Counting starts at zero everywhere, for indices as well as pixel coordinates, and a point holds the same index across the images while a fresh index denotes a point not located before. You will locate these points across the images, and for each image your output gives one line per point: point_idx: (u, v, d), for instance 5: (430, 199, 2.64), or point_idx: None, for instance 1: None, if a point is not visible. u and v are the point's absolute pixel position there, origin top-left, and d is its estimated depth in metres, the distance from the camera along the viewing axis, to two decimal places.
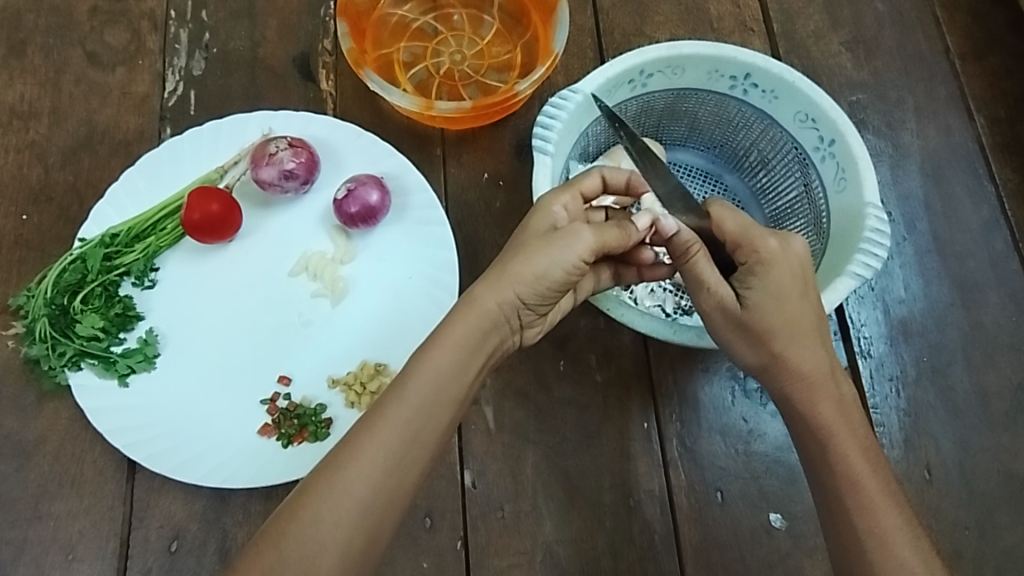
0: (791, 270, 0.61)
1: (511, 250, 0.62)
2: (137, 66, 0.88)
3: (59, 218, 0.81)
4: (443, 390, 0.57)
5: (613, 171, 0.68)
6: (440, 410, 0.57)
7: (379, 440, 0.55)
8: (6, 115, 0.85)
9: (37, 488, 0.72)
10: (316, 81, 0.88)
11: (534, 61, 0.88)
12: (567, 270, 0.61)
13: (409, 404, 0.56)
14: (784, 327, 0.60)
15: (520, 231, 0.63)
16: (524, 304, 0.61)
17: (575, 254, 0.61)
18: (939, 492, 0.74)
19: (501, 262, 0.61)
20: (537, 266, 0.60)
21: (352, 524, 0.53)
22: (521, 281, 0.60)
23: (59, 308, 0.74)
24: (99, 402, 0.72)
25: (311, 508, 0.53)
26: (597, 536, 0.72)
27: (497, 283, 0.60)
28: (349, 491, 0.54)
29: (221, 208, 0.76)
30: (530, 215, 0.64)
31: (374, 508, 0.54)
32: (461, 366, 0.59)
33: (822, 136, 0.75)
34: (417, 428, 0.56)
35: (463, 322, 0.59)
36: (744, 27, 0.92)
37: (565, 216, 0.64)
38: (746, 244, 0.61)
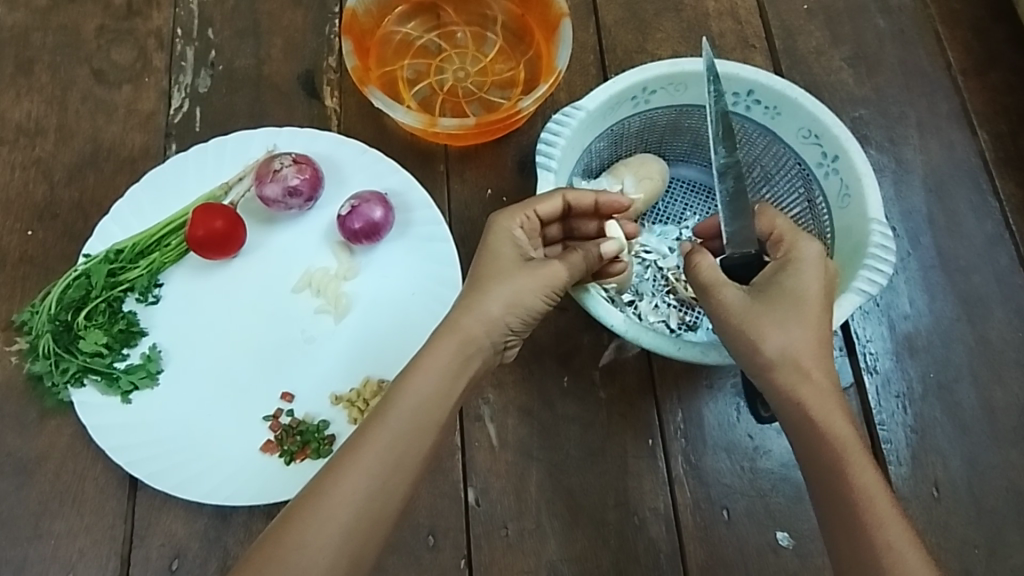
0: (814, 278, 0.61)
1: (490, 280, 0.63)
2: (143, 84, 0.88)
3: (63, 235, 0.81)
4: (429, 413, 0.59)
5: (576, 192, 0.69)
6: (422, 434, 0.58)
7: (361, 463, 0.56)
8: (12, 132, 0.85)
9: (37, 506, 0.71)
10: (320, 97, 0.88)
11: (536, 78, 0.89)
12: (547, 297, 0.65)
13: (391, 427, 0.58)
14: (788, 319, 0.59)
15: (489, 259, 0.65)
16: (512, 331, 0.64)
17: (553, 284, 0.64)
18: (946, 509, 0.74)
19: (483, 293, 0.63)
20: (521, 297, 0.63)
21: (335, 549, 0.54)
22: (509, 310, 0.63)
23: (63, 324, 0.73)
24: (101, 419, 0.72)
25: (295, 534, 0.54)
26: (602, 554, 0.72)
27: (487, 314, 0.62)
28: (332, 517, 0.55)
29: (225, 224, 0.76)
30: (491, 242, 0.66)
31: (357, 532, 0.55)
32: (445, 390, 0.60)
33: (826, 153, 0.75)
34: (401, 453, 0.57)
35: (453, 352, 0.61)
36: (746, 44, 0.93)
37: (524, 239, 0.67)
38: (788, 242, 0.63)
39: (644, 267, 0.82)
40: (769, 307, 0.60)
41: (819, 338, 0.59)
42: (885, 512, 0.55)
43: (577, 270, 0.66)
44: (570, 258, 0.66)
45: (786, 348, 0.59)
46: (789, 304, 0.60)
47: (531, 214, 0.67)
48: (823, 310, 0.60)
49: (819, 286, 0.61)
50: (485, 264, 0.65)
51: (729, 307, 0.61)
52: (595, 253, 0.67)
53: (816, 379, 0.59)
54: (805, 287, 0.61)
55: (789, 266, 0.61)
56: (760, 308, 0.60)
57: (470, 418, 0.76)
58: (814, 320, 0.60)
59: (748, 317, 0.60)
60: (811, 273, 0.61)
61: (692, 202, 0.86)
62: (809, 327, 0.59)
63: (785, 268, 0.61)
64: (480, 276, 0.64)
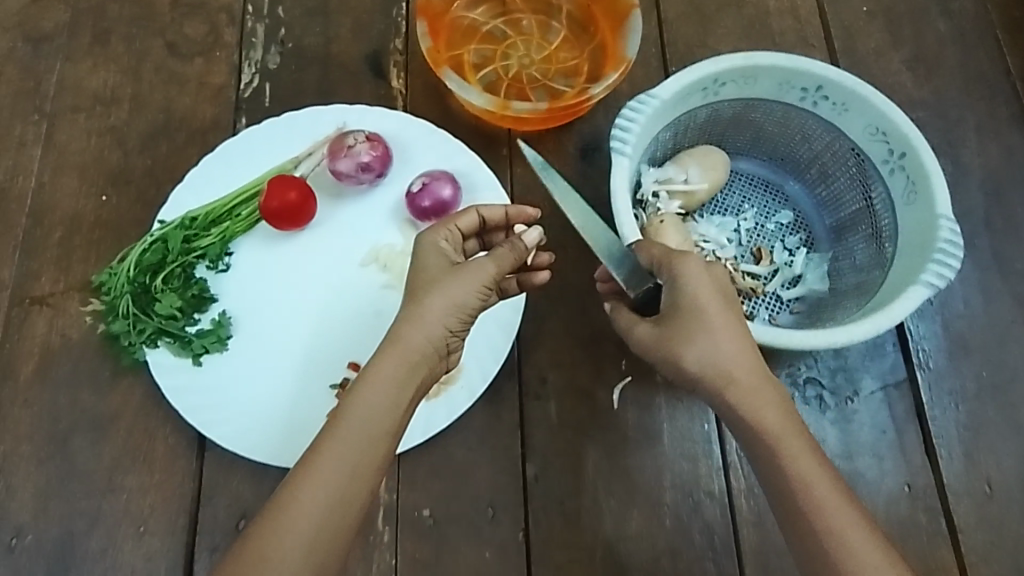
0: (705, 290, 0.60)
1: (421, 290, 0.62)
2: (214, 58, 0.90)
3: (136, 201, 0.83)
4: (376, 422, 0.58)
5: (489, 207, 0.69)
6: (374, 443, 0.58)
7: (316, 477, 0.56)
8: (88, 100, 0.87)
9: (111, 462, 0.73)
10: (387, 78, 0.90)
11: (600, 68, 0.90)
12: (479, 297, 0.62)
13: (341, 439, 0.57)
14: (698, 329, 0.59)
15: (416, 274, 0.64)
16: (453, 334, 0.62)
17: (482, 279, 0.62)
18: (998, 506, 0.75)
19: (415, 303, 0.61)
20: (455, 298, 0.61)
21: (297, 560, 0.55)
22: (443, 313, 0.61)
23: (141, 286, 0.75)
24: (175, 380, 0.74)
25: (260, 548, 0.54)
26: (658, 534, 0.73)
27: (419, 321, 0.60)
28: (292, 530, 0.55)
29: (298, 197, 0.77)
30: (417, 260, 0.65)
31: (319, 542, 0.55)
32: (393, 399, 0.59)
33: (893, 150, 0.76)
34: (354, 463, 0.57)
35: (395, 362, 0.59)
36: (806, 42, 0.94)
37: (449, 251, 0.66)
38: (667, 262, 0.62)
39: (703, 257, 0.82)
40: (672, 329, 0.60)
41: (734, 345, 0.59)
42: (833, 503, 0.56)
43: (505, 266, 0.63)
44: (496, 254, 0.63)
45: (706, 358, 0.59)
46: (687, 318, 0.60)
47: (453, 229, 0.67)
48: (722, 313, 0.60)
49: (712, 295, 0.60)
50: (412, 281, 0.63)
51: (645, 342, 0.62)
52: (522, 245, 0.64)
53: (740, 378, 0.59)
54: (702, 299, 0.60)
55: (673, 287, 0.61)
56: (667, 333, 0.60)
57: (529, 395, 0.77)
58: (718, 325, 0.59)
59: (661, 343, 0.61)
60: (701, 288, 0.60)
61: (750, 195, 0.88)
62: (717, 334, 0.59)
63: (673, 289, 0.61)
64: (411, 290, 0.63)
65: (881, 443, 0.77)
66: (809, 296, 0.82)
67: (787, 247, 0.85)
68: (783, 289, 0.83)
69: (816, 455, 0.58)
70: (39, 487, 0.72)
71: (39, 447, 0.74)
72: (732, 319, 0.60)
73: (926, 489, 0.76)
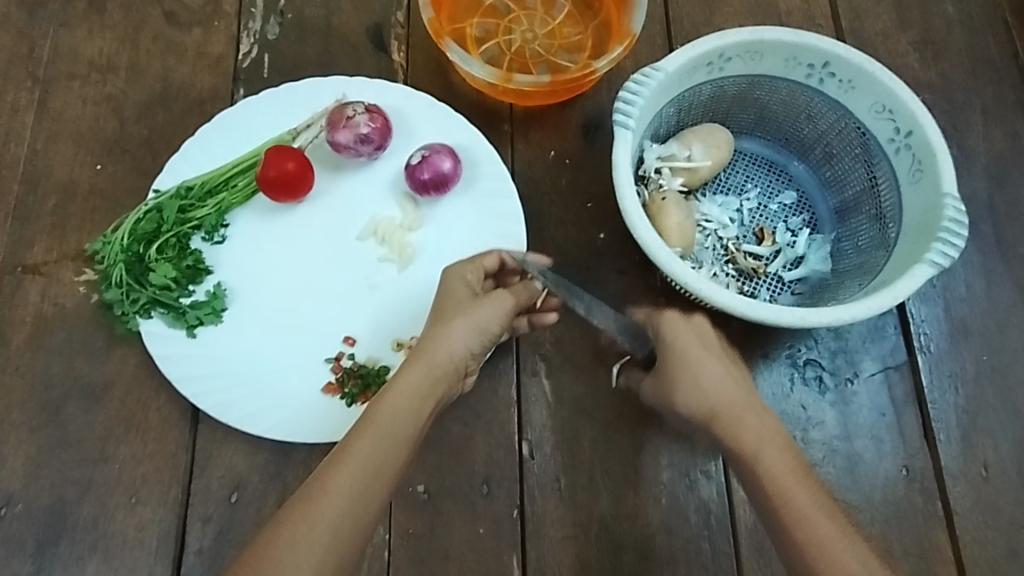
0: (687, 342, 0.68)
1: (447, 313, 0.65)
2: (213, 27, 0.89)
3: (132, 170, 0.82)
4: (402, 428, 0.60)
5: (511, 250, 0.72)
6: (397, 447, 0.59)
7: (345, 472, 0.57)
8: (85, 67, 0.86)
9: (103, 431, 0.73)
10: (388, 51, 0.89)
11: (605, 44, 0.89)
12: (502, 322, 0.66)
13: (369, 439, 0.58)
14: (685, 380, 0.67)
15: (442, 301, 0.67)
16: (472, 355, 0.65)
17: (506, 308, 0.65)
18: (996, 490, 0.75)
19: (442, 324, 0.64)
20: (478, 320, 0.64)
21: (325, 549, 0.53)
22: (468, 334, 0.64)
23: (135, 255, 0.75)
24: (168, 350, 0.73)
25: (289, 532, 0.53)
26: (653, 513, 0.73)
27: (447, 340, 0.63)
28: (321, 518, 0.54)
29: (296, 167, 0.76)
30: (443, 291, 0.68)
31: (344, 533, 0.55)
32: (417, 408, 0.61)
33: (899, 128, 0.75)
34: (380, 462, 0.58)
35: (420, 375, 0.62)
36: (813, 22, 0.93)
37: (475, 283, 0.69)
38: (656, 324, 0.69)
39: (705, 235, 0.82)
40: (666, 384, 0.68)
41: (721, 386, 0.66)
42: (815, 520, 0.60)
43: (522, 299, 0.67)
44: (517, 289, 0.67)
45: (696, 399, 0.66)
46: (678, 369, 0.67)
47: (479, 262, 0.69)
48: (709, 359, 0.67)
49: (695, 346, 0.68)
50: (440, 306, 0.66)
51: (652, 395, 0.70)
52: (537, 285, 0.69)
53: (728, 411, 0.66)
54: (682, 352, 0.68)
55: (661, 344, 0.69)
56: (661, 385, 0.69)
57: (527, 373, 0.77)
58: (699, 372, 0.67)
59: (661, 397, 0.69)
60: (680, 341, 0.68)
61: (753, 175, 0.86)
62: (699, 380, 0.67)
63: (659, 346, 0.69)
64: (438, 313, 0.66)
65: (879, 425, 0.77)
66: (811, 277, 0.81)
67: (789, 228, 0.84)
68: (784, 270, 0.82)
69: (800, 477, 0.62)
70: (31, 455, 0.72)
71: (31, 414, 0.73)
72: (714, 365, 0.67)
73: (923, 472, 0.75)
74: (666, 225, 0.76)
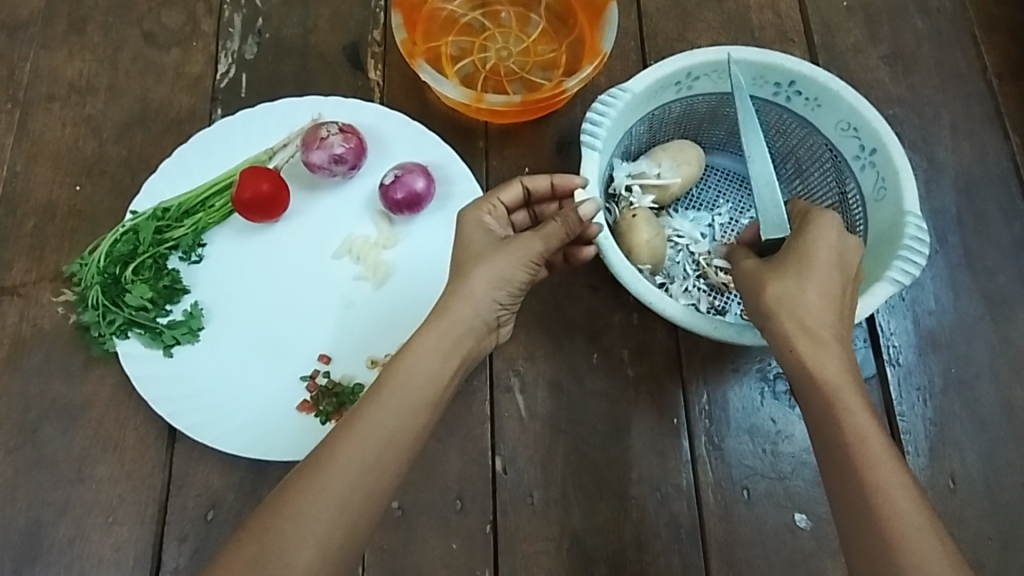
0: (830, 241, 0.62)
1: (469, 262, 0.64)
2: (191, 47, 0.90)
3: (111, 191, 0.83)
4: (422, 391, 0.60)
5: (534, 179, 0.70)
6: (417, 412, 0.59)
7: (359, 440, 0.56)
8: (64, 89, 0.87)
9: (81, 451, 0.74)
10: (365, 70, 0.90)
11: (578, 61, 0.90)
12: (526, 269, 0.65)
13: (385, 406, 0.58)
14: (796, 260, 0.61)
15: (460, 249, 0.66)
16: (501, 306, 0.65)
17: (529, 254, 0.64)
18: (962, 501, 0.76)
19: (464, 275, 0.64)
20: (501, 270, 0.63)
21: (331, 519, 0.54)
22: (491, 285, 0.63)
23: (111, 277, 0.75)
24: (145, 370, 0.74)
25: (293, 504, 0.54)
26: (624, 527, 0.74)
27: (473, 294, 0.63)
28: (328, 489, 0.54)
29: (272, 187, 0.77)
30: (462, 233, 0.67)
31: (351, 506, 0.55)
32: (437, 369, 0.61)
33: (864, 146, 0.76)
34: (395, 429, 0.58)
35: (440, 333, 0.62)
36: (785, 37, 0.94)
37: (492, 225, 0.68)
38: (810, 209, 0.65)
39: (676, 251, 0.83)
40: (776, 265, 0.62)
41: (822, 293, 0.60)
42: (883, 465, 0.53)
43: (554, 237, 0.65)
44: (545, 229, 0.65)
45: (796, 289, 0.60)
46: (795, 255, 0.62)
47: (496, 202, 0.69)
48: (836, 265, 0.61)
49: (834, 242, 0.62)
50: (459, 255, 0.66)
51: (745, 264, 0.64)
52: (574, 217, 0.65)
53: (815, 323, 0.59)
54: (820, 252, 0.61)
55: (802, 225, 0.63)
56: (770, 264, 0.62)
57: (500, 388, 0.78)
58: (819, 275, 0.60)
59: (756, 272, 0.63)
60: (819, 231, 0.62)
61: (724, 190, 0.87)
62: (813, 281, 0.60)
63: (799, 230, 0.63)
64: (457, 262, 0.65)
65: None
66: None
67: None
68: None
69: (866, 407, 0.56)
70: (9, 475, 0.73)
71: (8, 435, 0.74)
72: (840, 278, 0.61)
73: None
74: (637, 241, 0.77)
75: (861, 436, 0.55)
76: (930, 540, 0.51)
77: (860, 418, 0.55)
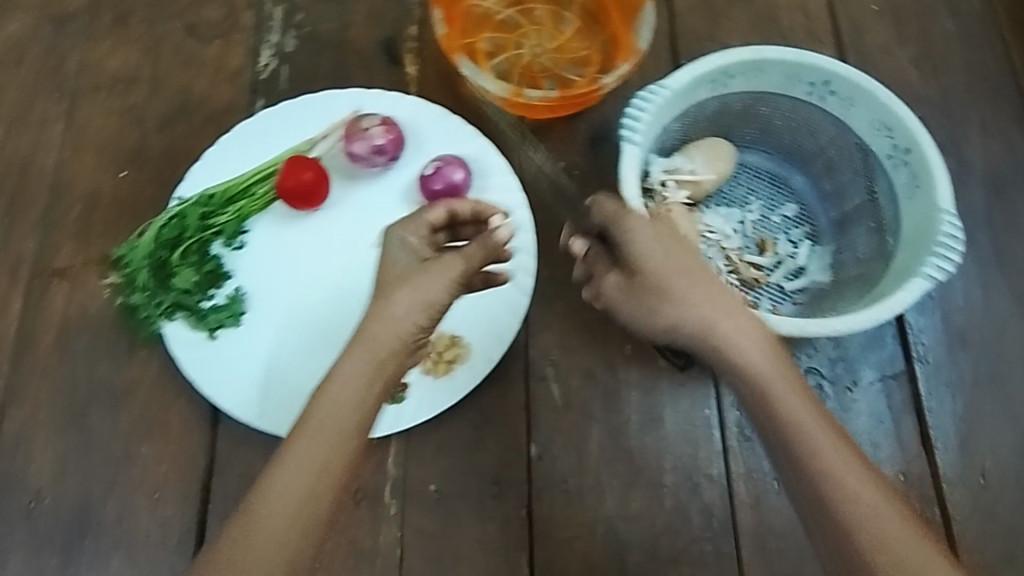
0: (654, 245, 0.64)
1: (388, 288, 0.60)
2: (232, 40, 0.92)
3: (154, 179, 0.85)
4: (346, 418, 0.57)
5: (460, 202, 0.69)
6: (344, 440, 0.56)
7: (288, 475, 0.55)
8: (108, 80, 0.89)
9: (127, 431, 0.75)
10: (401, 64, 0.91)
11: (611, 59, 0.92)
12: (451, 292, 0.61)
13: (310, 437, 0.56)
14: (677, 273, 0.62)
15: (380, 272, 0.63)
16: (424, 331, 0.60)
17: (454, 274, 0.60)
18: (992, 495, 0.77)
19: (385, 297, 0.59)
20: (428, 293, 0.59)
21: (273, 555, 0.54)
22: (415, 308, 0.59)
23: (159, 260, 0.77)
24: (189, 352, 0.75)
25: (236, 546, 0.54)
26: (657, 514, 0.75)
27: (389, 316, 0.58)
28: (265, 528, 0.54)
29: (313, 176, 0.79)
30: (382, 258, 0.64)
31: (291, 540, 0.54)
32: (363, 396, 0.57)
33: (897, 144, 0.77)
34: (324, 460, 0.55)
35: (360, 359, 0.58)
36: (814, 38, 0.96)
37: (418, 246, 0.65)
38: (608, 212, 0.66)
39: (709, 246, 0.84)
40: (645, 285, 0.63)
41: (716, 304, 0.61)
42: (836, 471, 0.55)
43: (477, 258, 0.62)
44: (467, 250, 0.62)
45: (685, 308, 0.61)
46: (652, 266, 0.63)
47: (420, 221, 0.66)
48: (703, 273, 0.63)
49: (651, 241, 0.64)
50: (380, 276, 0.62)
51: (611, 286, 0.66)
52: (494, 241, 0.63)
53: (739, 335, 0.60)
54: (668, 266, 0.63)
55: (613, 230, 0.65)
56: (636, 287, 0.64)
57: (535, 377, 0.79)
58: (690, 295, 0.62)
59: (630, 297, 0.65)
60: (632, 238, 0.64)
61: (756, 187, 0.89)
62: (697, 299, 0.62)
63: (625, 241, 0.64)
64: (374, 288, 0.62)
65: (878, 432, 0.79)
66: (811, 288, 0.84)
67: (790, 239, 0.87)
68: (785, 280, 0.84)
69: (812, 409, 0.57)
70: (57, 454, 0.75)
71: (57, 415, 0.76)
72: (715, 288, 0.62)
73: (920, 478, 0.78)
74: None
75: (816, 445, 0.56)
76: (898, 535, 0.53)
77: (811, 425, 0.57)
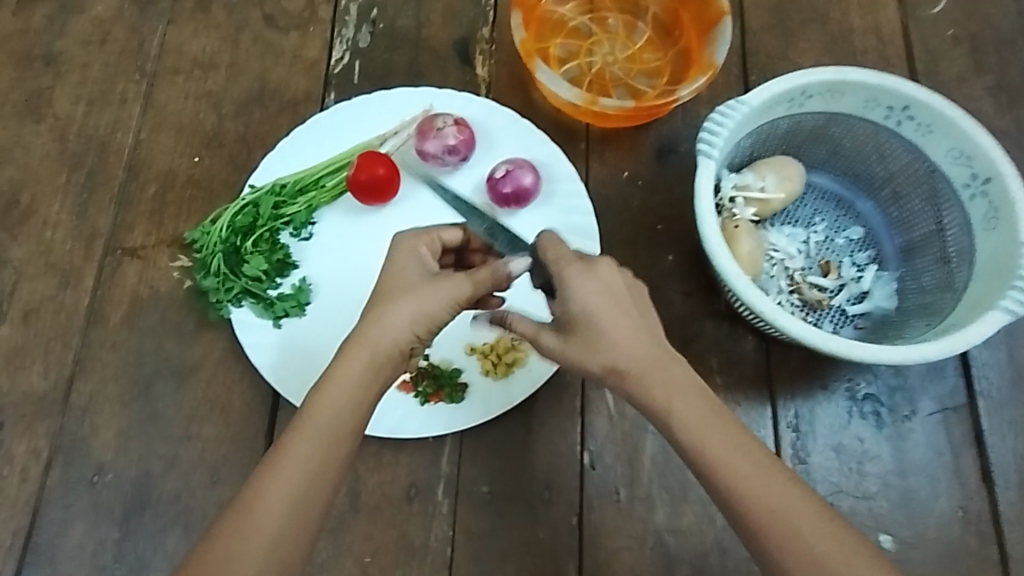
0: (595, 295, 0.59)
1: (389, 296, 0.60)
2: (309, 32, 0.93)
3: (227, 164, 0.86)
4: (344, 423, 0.58)
5: None
6: (338, 442, 0.58)
7: (282, 477, 0.56)
8: (188, 64, 0.91)
9: (190, 410, 0.77)
10: (474, 65, 0.92)
11: (682, 72, 0.91)
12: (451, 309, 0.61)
13: (310, 440, 0.57)
14: (615, 330, 0.58)
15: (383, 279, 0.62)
16: (420, 341, 0.61)
17: (459, 297, 0.60)
18: None
19: (386, 304, 0.60)
20: (429, 308, 0.60)
21: (265, 553, 0.54)
22: (417, 318, 0.60)
23: (232, 246, 0.79)
24: (255, 338, 0.77)
25: (225, 549, 0.54)
26: (707, 531, 0.75)
27: (389, 322, 0.59)
28: (258, 530, 0.55)
29: (386, 172, 0.80)
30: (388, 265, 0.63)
31: (287, 539, 0.55)
32: (360, 402, 0.59)
33: (976, 175, 0.77)
34: (320, 463, 0.57)
35: (364, 362, 0.59)
36: (888, 62, 0.95)
37: (428, 258, 0.63)
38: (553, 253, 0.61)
39: (772, 265, 0.84)
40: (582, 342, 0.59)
41: (648, 353, 0.58)
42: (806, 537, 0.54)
43: (481, 288, 0.61)
44: (476, 274, 0.61)
45: (608, 357, 0.58)
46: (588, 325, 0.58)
47: (434, 236, 0.64)
48: (637, 324, 0.59)
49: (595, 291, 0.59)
50: (383, 282, 0.62)
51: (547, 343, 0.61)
52: (505, 271, 0.61)
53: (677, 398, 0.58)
54: (603, 319, 0.58)
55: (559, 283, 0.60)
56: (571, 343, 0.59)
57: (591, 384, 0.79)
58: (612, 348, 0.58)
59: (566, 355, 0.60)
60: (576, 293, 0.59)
61: (821, 208, 0.88)
62: (619, 352, 0.58)
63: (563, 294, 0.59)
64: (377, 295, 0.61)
65: (935, 464, 0.78)
66: (874, 313, 0.83)
67: (855, 263, 0.86)
68: (848, 304, 0.84)
69: (772, 480, 0.55)
70: (121, 428, 0.76)
71: (124, 389, 0.77)
72: (647, 337, 0.59)
73: (978, 515, 0.77)
74: (739, 252, 0.78)
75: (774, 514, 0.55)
76: None
77: (768, 496, 0.55)
